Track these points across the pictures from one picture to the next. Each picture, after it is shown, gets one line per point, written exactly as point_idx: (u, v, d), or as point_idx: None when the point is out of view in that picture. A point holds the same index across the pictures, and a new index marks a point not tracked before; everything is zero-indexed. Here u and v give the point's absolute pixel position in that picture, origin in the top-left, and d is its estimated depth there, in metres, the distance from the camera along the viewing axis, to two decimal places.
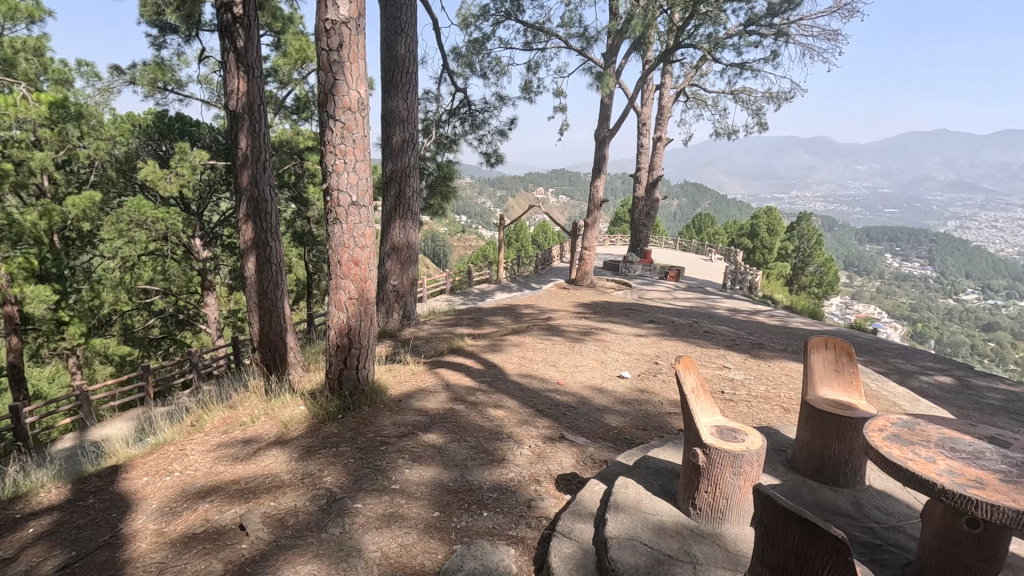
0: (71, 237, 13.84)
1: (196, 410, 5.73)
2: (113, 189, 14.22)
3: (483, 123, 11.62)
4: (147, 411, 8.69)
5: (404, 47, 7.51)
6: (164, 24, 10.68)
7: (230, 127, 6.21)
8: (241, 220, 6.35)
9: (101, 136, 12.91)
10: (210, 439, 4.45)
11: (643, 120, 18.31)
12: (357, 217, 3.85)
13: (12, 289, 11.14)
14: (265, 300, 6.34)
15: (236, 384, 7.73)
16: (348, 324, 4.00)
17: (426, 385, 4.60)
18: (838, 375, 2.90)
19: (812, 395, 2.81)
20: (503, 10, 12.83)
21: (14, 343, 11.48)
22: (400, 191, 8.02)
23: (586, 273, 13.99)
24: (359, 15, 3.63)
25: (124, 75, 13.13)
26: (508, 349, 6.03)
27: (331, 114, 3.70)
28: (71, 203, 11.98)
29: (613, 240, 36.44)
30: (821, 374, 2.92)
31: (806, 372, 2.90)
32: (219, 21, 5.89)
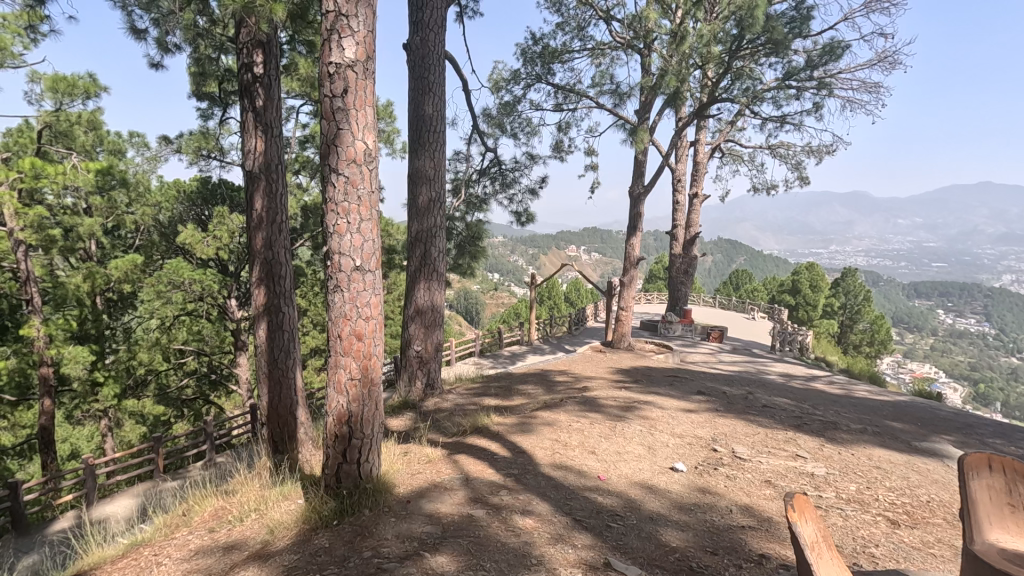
0: (112, 299, 14.01)
1: (191, 494, 5.11)
2: (155, 252, 14.45)
3: (514, 181, 11.30)
4: (156, 488, 8.14)
5: (432, 106, 7.31)
6: (211, 95, 10.97)
7: (247, 187, 5.93)
8: (254, 284, 5.95)
9: (149, 203, 13.51)
10: (190, 541, 3.78)
11: (678, 176, 17.91)
12: (362, 284, 3.31)
13: (50, 350, 10.76)
14: (274, 371, 5.79)
15: (247, 460, 7.10)
16: (349, 410, 3.39)
17: (441, 480, 3.88)
18: (1011, 512, 2.12)
19: (983, 544, 2.00)
20: (534, 74, 12.86)
21: (46, 406, 10.77)
22: (425, 252, 7.51)
23: (623, 335, 13.20)
24: (368, 58, 3.23)
25: (171, 144, 13.58)
26: (539, 429, 5.27)
27: (334, 167, 3.23)
28: (115, 266, 12.15)
29: (649, 298, 35.56)
30: (989, 509, 2.12)
31: (968, 504, 2.10)
32: (240, 83, 5.75)
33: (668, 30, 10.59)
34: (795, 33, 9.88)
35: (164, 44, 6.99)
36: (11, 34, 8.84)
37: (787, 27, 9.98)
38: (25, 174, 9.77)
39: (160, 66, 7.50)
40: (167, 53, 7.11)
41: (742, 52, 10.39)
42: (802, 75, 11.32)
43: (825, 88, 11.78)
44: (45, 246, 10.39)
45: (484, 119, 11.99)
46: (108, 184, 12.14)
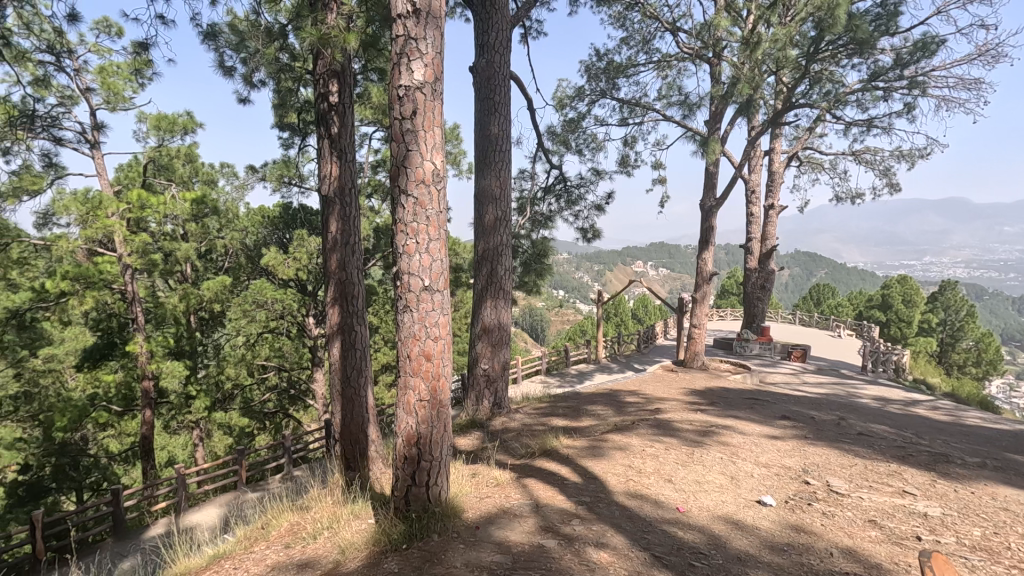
0: (205, 318, 15.06)
1: (269, 507, 5.26)
2: (243, 274, 15.39)
3: (580, 198, 11.17)
4: (239, 499, 8.53)
5: (497, 126, 7.36)
6: (292, 125, 11.63)
7: (322, 211, 6.16)
8: (328, 304, 6.13)
9: (237, 228, 14.50)
10: (267, 556, 3.85)
11: (752, 187, 17.12)
12: (430, 304, 3.30)
13: (152, 365, 11.60)
14: (347, 389, 5.91)
15: (322, 475, 7.28)
16: (418, 432, 3.36)
17: (511, 505, 3.75)
18: None
19: None
20: (599, 89, 12.78)
21: (147, 417, 11.56)
22: (491, 270, 7.48)
23: (696, 353, 12.61)
24: (435, 79, 3.25)
25: (257, 172, 14.52)
26: (611, 454, 5.05)
27: (403, 189, 3.26)
28: (207, 287, 13.03)
29: (721, 314, 34.10)
30: None
31: None
32: (316, 111, 6.01)
33: (739, 38, 10.18)
34: (881, 31, 9.22)
35: (250, 80, 7.45)
36: (123, 80, 9.79)
37: (872, 24, 9.30)
38: (133, 206, 10.76)
39: (246, 101, 8.00)
40: (253, 89, 7.58)
41: (821, 54, 9.80)
42: (889, 75, 10.53)
43: (917, 87, 10.90)
44: (148, 269, 11.30)
45: (548, 137, 11.99)
46: (202, 213, 13.16)
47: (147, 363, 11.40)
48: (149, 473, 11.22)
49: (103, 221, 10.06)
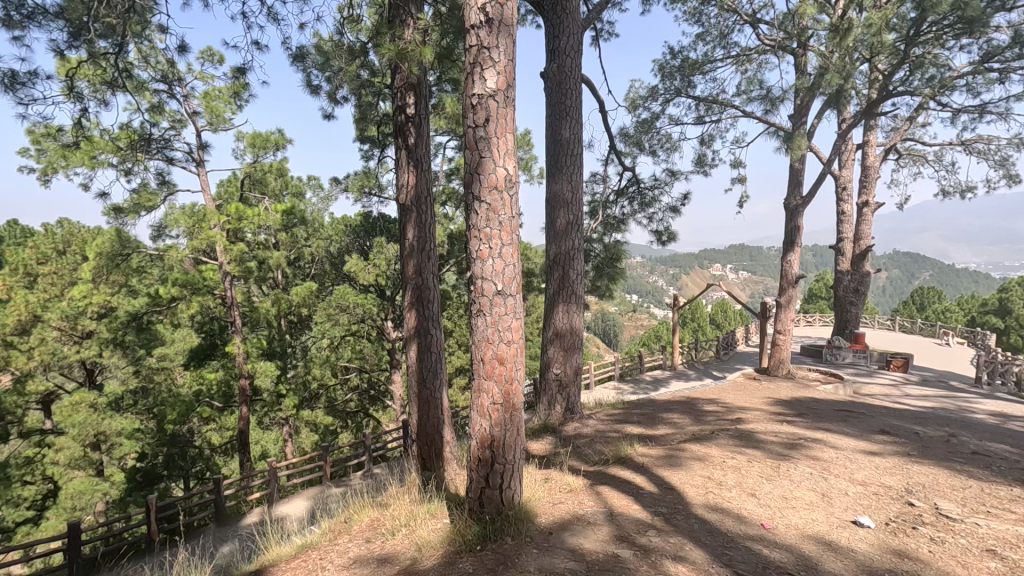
0: (294, 322, 16.09)
1: (351, 502, 5.52)
2: (328, 279, 16.30)
3: (654, 200, 10.91)
4: (323, 494, 9.02)
5: (569, 129, 7.35)
6: (372, 138, 12.19)
7: (400, 219, 6.40)
8: (405, 308, 6.34)
9: (322, 237, 15.41)
10: (350, 548, 4.03)
11: (844, 184, 15.97)
12: (503, 308, 3.34)
13: (248, 364, 12.52)
14: (424, 391, 6.07)
15: (399, 474, 7.53)
16: (491, 434, 3.40)
17: (585, 512, 3.71)
18: None
19: None
20: (673, 88, 12.44)
21: (243, 413, 12.49)
22: (563, 275, 7.44)
23: (781, 361, 11.90)
24: (508, 86, 3.30)
25: (341, 184, 15.35)
26: (688, 464, 4.87)
27: (477, 195, 3.32)
28: (296, 292, 13.91)
29: (809, 320, 31.99)
30: None
31: None
32: (395, 123, 6.25)
33: (827, 25, 9.55)
34: (995, 7, 8.33)
35: (334, 97, 7.88)
36: (224, 103, 10.69)
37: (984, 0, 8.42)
38: (231, 218, 11.70)
39: (331, 116, 8.48)
40: (337, 105, 8.01)
41: (922, 37, 9.01)
42: (1006, 55, 9.47)
43: None
44: (244, 275, 12.25)
45: (621, 139, 11.79)
46: (292, 223, 14.11)
47: (244, 363, 12.29)
48: (245, 465, 12.10)
49: (206, 232, 11.03)
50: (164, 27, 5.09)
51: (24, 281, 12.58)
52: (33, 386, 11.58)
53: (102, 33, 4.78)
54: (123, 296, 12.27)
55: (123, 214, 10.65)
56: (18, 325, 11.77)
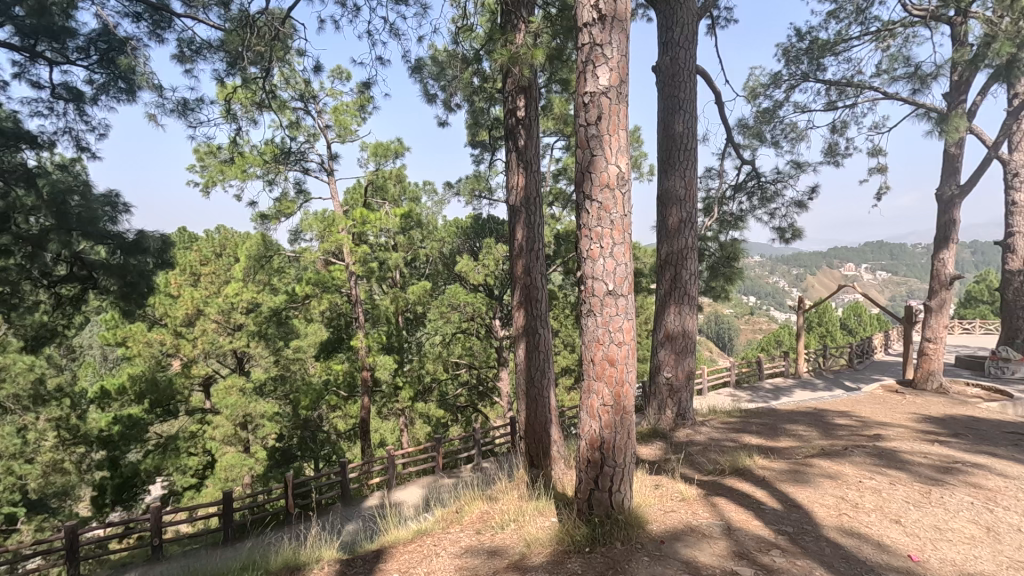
0: (410, 319, 17.07)
1: (461, 493, 5.73)
2: (440, 279, 17.07)
3: (776, 195, 10.14)
4: (436, 484, 9.47)
5: (682, 123, 7.05)
6: (482, 142, 12.63)
7: (509, 220, 6.53)
8: (514, 307, 6.46)
9: (436, 238, 16.19)
10: (462, 538, 4.19)
11: (1014, 169, 13.70)
12: (614, 308, 3.29)
13: (369, 357, 13.48)
14: (532, 390, 6.14)
15: (507, 469, 7.69)
16: (601, 436, 3.36)
17: (700, 524, 3.53)
18: None
19: None
20: (800, 73, 11.47)
21: (365, 402, 13.48)
22: (675, 275, 7.14)
23: (931, 373, 10.50)
24: (621, 82, 3.24)
25: (453, 188, 16.01)
26: (817, 481, 4.46)
27: (588, 194, 3.31)
28: (412, 291, 14.74)
29: (967, 326, 27.86)
30: None
31: None
32: (506, 127, 6.39)
33: None
34: None
35: (449, 103, 8.22)
36: (351, 116, 11.61)
37: None
38: (356, 222, 12.66)
39: (445, 123, 8.86)
40: (450, 112, 8.37)
41: None
42: None
43: None
44: (367, 275, 13.20)
45: (739, 131, 11.09)
46: (409, 226, 14.97)
47: (366, 356, 13.25)
48: (366, 451, 13.04)
49: (336, 235, 12.10)
50: (301, 50, 5.63)
51: (190, 279, 14.55)
52: (197, 370, 13.57)
53: (253, 60, 5.41)
54: (267, 294, 13.81)
55: (267, 220, 11.99)
56: (185, 318, 13.41)
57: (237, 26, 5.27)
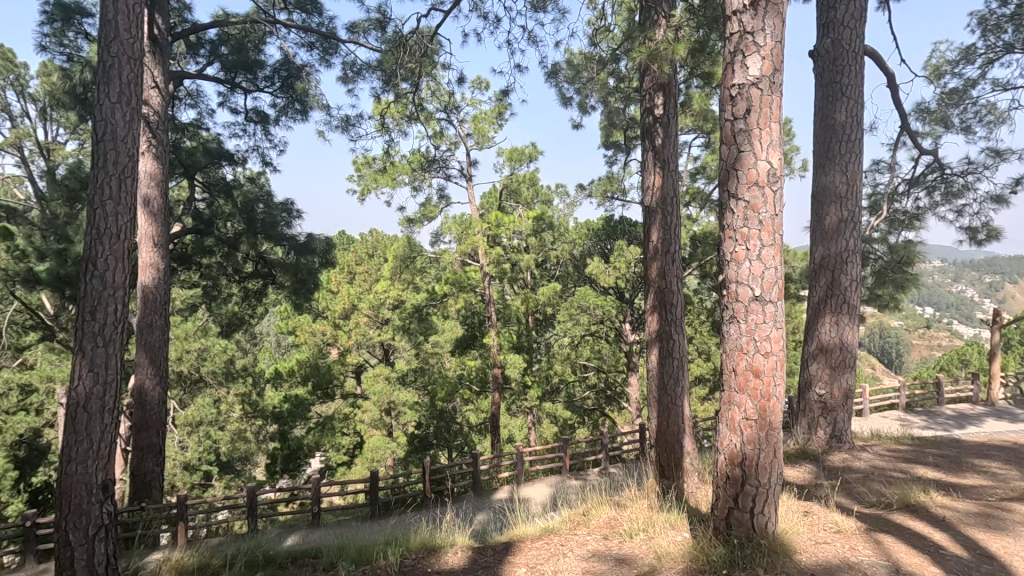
0: (539, 319, 17.33)
1: (588, 496, 5.70)
2: (571, 281, 17.07)
3: (965, 190, 8.66)
4: (562, 484, 9.51)
5: (845, 112, 6.32)
6: (616, 143, 12.50)
7: (644, 222, 6.33)
8: (647, 311, 6.25)
9: (567, 240, 16.23)
10: (589, 541, 4.17)
11: None
12: (761, 315, 3.05)
13: (500, 355, 13.91)
14: (664, 397, 5.87)
15: (634, 477, 7.48)
16: (743, 452, 3.13)
17: (860, 562, 3.13)
18: None
19: None
20: (1000, 44, 9.68)
21: (495, 398, 13.93)
22: (832, 280, 6.40)
23: None
24: (775, 71, 3.00)
25: (585, 189, 15.95)
26: (1018, 530, 3.72)
27: (733, 193, 3.10)
28: (542, 292, 14.94)
29: None
30: None
31: None
32: (642, 126, 6.22)
33: None
34: None
35: (583, 106, 8.21)
36: (489, 123, 12.12)
37: None
38: (491, 225, 13.17)
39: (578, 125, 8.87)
40: (586, 114, 8.31)
41: None
42: None
43: None
44: (500, 275, 13.63)
45: (918, 116, 9.65)
46: (541, 228, 15.18)
47: (497, 354, 13.71)
48: (496, 445, 13.49)
49: (472, 238, 12.73)
50: (446, 64, 5.96)
51: (347, 277, 16.22)
52: (350, 358, 15.12)
53: (404, 77, 5.89)
54: (410, 292, 14.93)
55: (412, 224, 12.95)
56: (342, 311, 15.01)
57: (392, 47, 5.77)
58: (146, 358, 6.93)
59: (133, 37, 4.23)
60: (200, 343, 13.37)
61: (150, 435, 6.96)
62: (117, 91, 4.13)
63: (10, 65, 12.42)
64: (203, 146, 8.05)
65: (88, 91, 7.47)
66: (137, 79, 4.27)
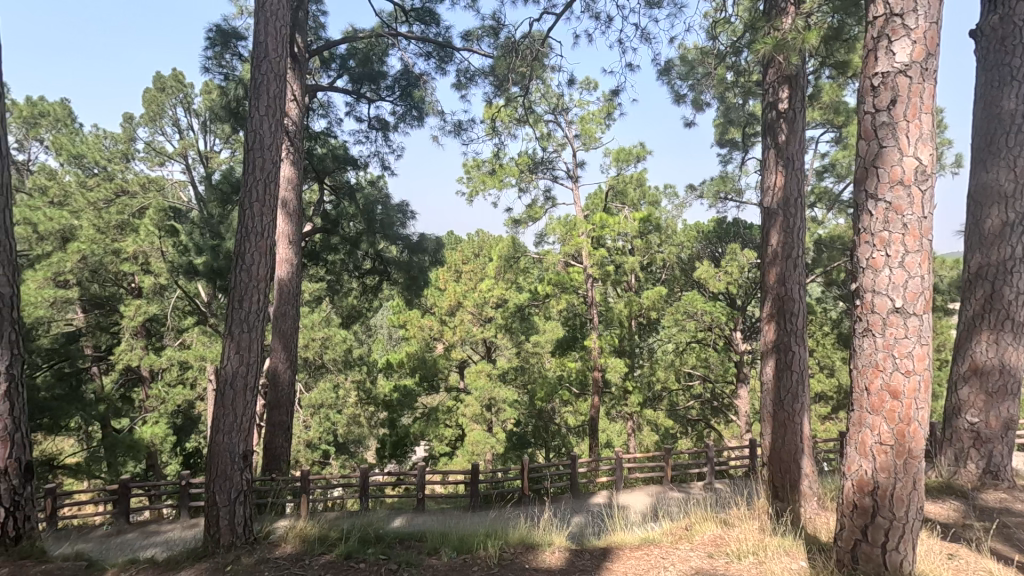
0: (643, 324, 16.87)
1: (691, 510, 5.45)
2: (677, 285, 16.40)
3: None
4: (663, 495, 9.20)
5: (1013, 99, 5.49)
6: (732, 141, 11.79)
7: (763, 225, 5.91)
8: (764, 320, 5.82)
9: (674, 242, 15.60)
10: (693, 558, 3.99)
11: None
12: (902, 330, 2.74)
13: (601, 358, 13.66)
14: (780, 413, 5.43)
15: (744, 496, 7.03)
16: (874, 480, 2.81)
17: None
18: None
19: None
20: None
21: (595, 402, 13.74)
22: (992, 292, 5.56)
23: None
24: (928, 55, 2.68)
25: (696, 190, 15.23)
26: None
27: (872, 193, 2.81)
28: (646, 295, 14.49)
29: None
30: None
31: None
32: (764, 122, 5.83)
33: None
34: None
35: (698, 103, 7.87)
36: (596, 124, 12.01)
37: None
38: (596, 226, 13.06)
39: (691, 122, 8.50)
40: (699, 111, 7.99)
41: None
42: None
43: None
44: (603, 277, 13.40)
45: None
46: (647, 230, 14.74)
47: (598, 357, 13.51)
48: (593, 449, 13.33)
49: (576, 239, 12.93)
50: (556, 66, 6.01)
51: (455, 275, 16.89)
52: (455, 353, 15.74)
53: (516, 81, 6.02)
54: (514, 291, 15.20)
55: (518, 225, 13.19)
56: (449, 308, 15.67)
57: (504, 52, 5.92)
58: (279, 344, 7.71)
59: (278, 56, 4.70)
60: (324, 332, 14.66)
61: (281, 413, 7.73)
62: (265, 105, 4.64)
63: (180, 85, 14.38)
64: (332, 153, 8.78)
65: (240, 106, 8.45)
66: (282, 94, 4.77)
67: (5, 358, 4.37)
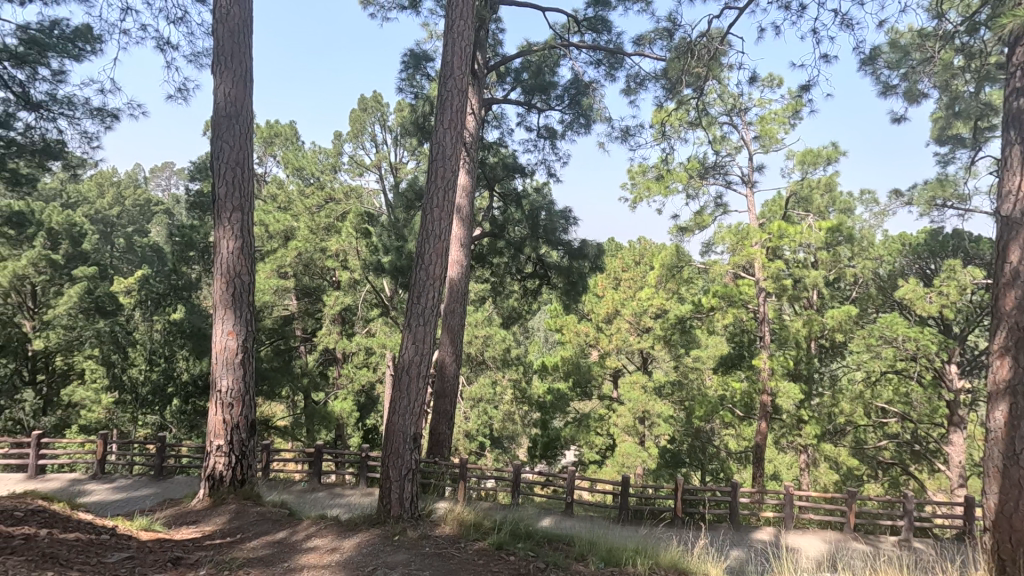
0: (825, 347, 14.95)
1: (880, 568, 4.67)
2: (872, 305, 14.21)
3: None
4: (842, 544, 8.02)
5: None
6: (957, 136, 9.85)
7: (999, 237, 4.68)
8: (992, 354, 4.60)
9: (871, 256, 13.51)
10: None
11: None
12: None
13: (771, 381, 11.99)
14: (1012, 470, 4.33)
15: (953, 563, 5.81)
16: None
17: None
18: None
19: None
20: None
21: (762, 428, 12.46)
22: None
23: None
24: None
25: (903, 197, 13.06)
26: None
27: None
28: (831, 315, 12.78)
29: None
30: None
31: None
32: (1005, 112, 4.73)
33: None
34: None
35: (911, 95, 6.75)
36: (778, 124, 10.98)
37: None
38: (772, 236, 11.92)
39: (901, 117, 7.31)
40: (913, 104, 6.86)
41: None
42: None
43: None
44: (778, 293, 12.09)
45: None
46: (836, 240, 13.02)
47: (768, 380, 12.17)
48: (757, 480, 12.12)
49: (747, 249, 11.97)
50: (735, 65, 5.63)
51: (614, 282, 16.66)
52: (610, 362, 15.55)
53: (689, 82, 5.75)
54: (675, 302, 14.49)
55: (684, 232, 12.58)
56: (606, 315, 15.52)
57: (679, 54, 5.70)
58: (447, 338, 8.34)
59: (459, 73, 5.09)
60: (485, 331, 15.49)
61: (446, 403, 8.34)
62: (449, 118, 5.07)
63: (378, 105, 16.37)
64: (502, 161, 9.25)
65: (426, 120, 9.35)
66: (463, 107, 5.16)
67: (242, 333, 5.37)
